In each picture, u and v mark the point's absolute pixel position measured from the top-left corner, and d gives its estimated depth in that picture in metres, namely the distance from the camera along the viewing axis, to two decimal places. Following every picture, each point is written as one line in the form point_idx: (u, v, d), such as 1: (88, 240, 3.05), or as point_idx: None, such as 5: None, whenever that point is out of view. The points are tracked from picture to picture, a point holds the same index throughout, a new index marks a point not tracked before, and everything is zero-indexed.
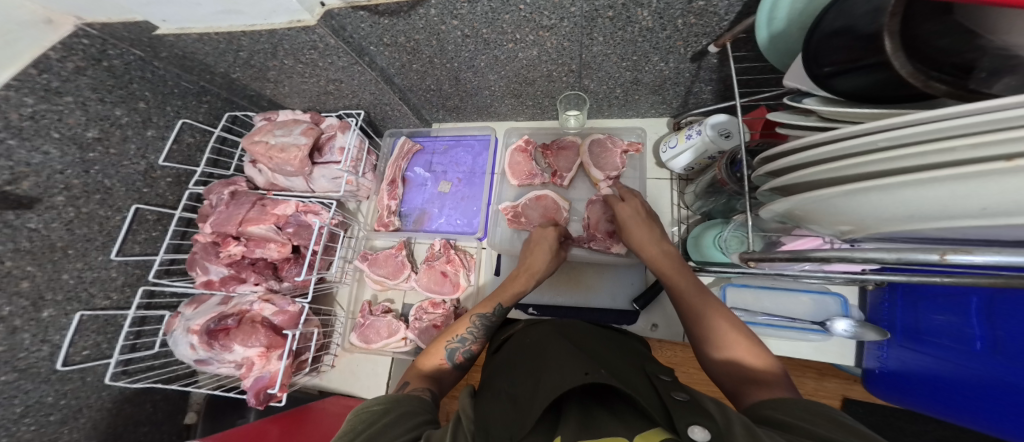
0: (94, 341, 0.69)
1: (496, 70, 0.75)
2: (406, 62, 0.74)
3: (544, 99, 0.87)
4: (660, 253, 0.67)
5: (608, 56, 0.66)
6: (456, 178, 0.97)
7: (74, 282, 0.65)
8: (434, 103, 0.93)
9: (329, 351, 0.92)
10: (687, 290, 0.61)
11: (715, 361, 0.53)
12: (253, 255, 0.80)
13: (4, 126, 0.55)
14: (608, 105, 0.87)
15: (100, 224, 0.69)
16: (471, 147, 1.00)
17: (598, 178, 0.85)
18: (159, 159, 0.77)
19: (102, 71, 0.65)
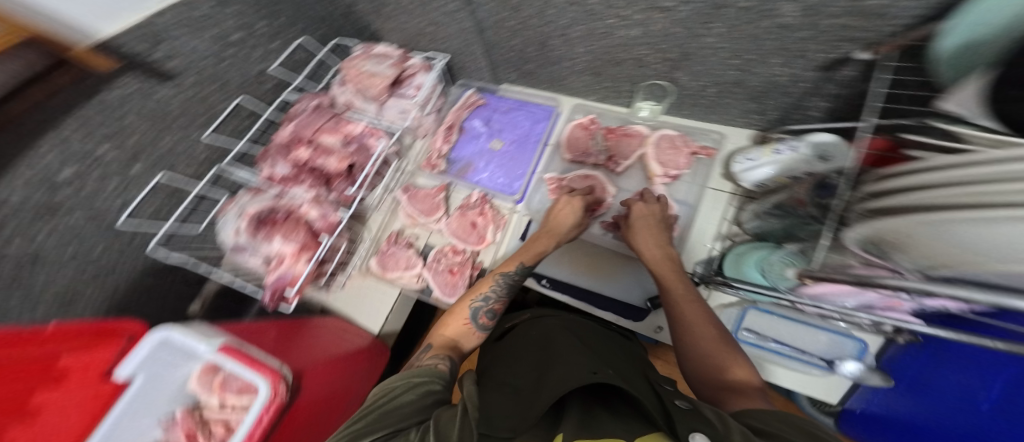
0: (159, 205, 0.78)
1: (587, 43, 0.80)
2: (502, 17, 0.82)
3: (624, 83, 0.91)
4: (668, 267, 0.72)
5: (720, 51, 0.68)
6: (509, 139, 1.04)
7: (172, 146, 0.78)
8: (513, 65, 1.01)
9: (344, 273, 0.97)
10: (687, 305, 0.67)
11: (706, 372, 0.60)
12: (314, 162, 0.85)
13: None
14: (690, 104, 0.89)
15: (208, 105, 0.82)
16: (533, 113, 1.05)
17: (655, 172, 0.88)
18: (271, 66, 0.91)
19: None
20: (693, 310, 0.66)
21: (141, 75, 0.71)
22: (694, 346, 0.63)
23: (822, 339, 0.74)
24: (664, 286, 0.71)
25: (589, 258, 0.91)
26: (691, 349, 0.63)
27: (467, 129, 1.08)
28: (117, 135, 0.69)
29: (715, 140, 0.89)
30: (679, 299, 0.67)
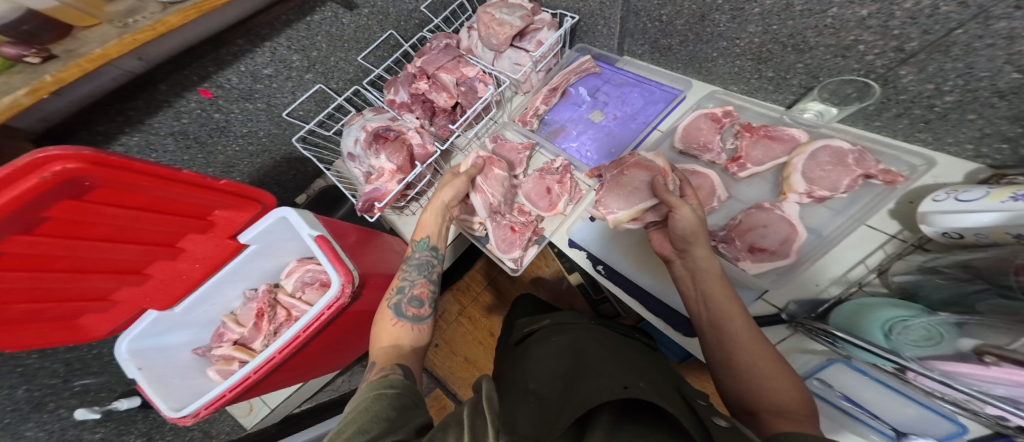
0: (258, 137, 0.74)
1: (766, 23, 0.45)
2: (671, 17, 0.59)
3: (789, 75, 0.50)
4: (730, 307, 0.41)
5: (969, 125, 0.38)
6: (613, 115, 0.73)
7: (286, 77, 0.69)
8: (678, 50, 0.64)
9: (417, 200, 0.87)
10: (731, 350, 0.39)
11: (730, 382, 0.39)
12: (429, 95, 0.75)
13: (284, 55, 0.66)
14: (881, 115, 0.45)
15: (341, 38, 0.71)
16: (648, 95, 0.71)
17: (865, 171, 0.46)
18: (423, 6, 0.77)
19: (358, 16, 0.70)
20: (775, 374, 0.35)
21: (336, 5, 0.65)
22: (746, 383, 0.37)
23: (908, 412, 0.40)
24: (700, 297, 0.44)
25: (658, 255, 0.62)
26: (736, 385, 0.38)
27: (571, 95, 0.77)
28: (305, 48, 0.67)
29: (911, 168, 0.45)
30: (729, 329, 0.40)
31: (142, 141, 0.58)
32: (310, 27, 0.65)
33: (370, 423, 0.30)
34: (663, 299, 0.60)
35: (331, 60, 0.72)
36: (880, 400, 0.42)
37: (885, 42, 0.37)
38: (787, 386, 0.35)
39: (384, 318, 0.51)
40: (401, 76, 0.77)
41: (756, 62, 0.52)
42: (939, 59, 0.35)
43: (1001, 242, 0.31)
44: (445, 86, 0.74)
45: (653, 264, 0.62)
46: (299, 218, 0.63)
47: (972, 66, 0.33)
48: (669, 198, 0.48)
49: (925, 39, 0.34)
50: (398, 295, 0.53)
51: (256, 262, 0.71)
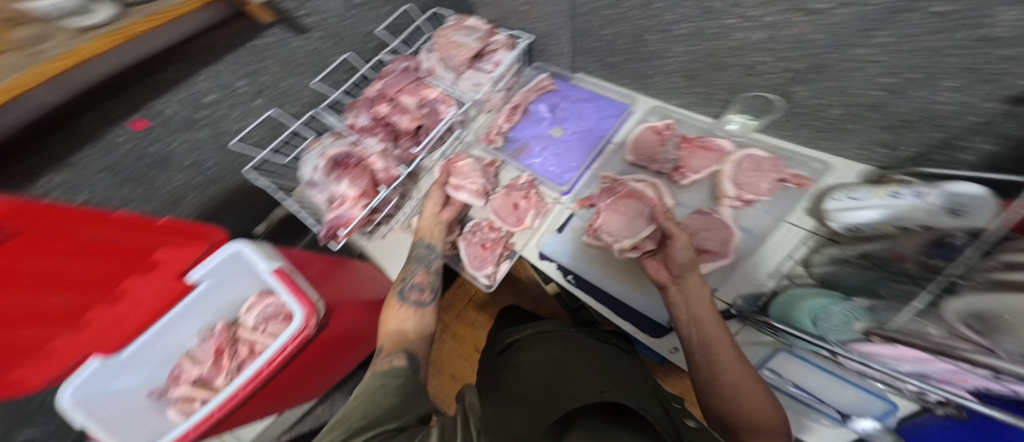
0: (206, 166, 0.72)
1: (688, 44, 0.50)
2: (610, 38, 0.62)
3: (716, 91, 0.55)
4: (721, 343, 0.45)
5: (878, 127, 0.42)
6: (571, 130, 0.75)
7: (230, 104, 0.66)
8: (623, 68, 0.68)
9: (387, 222, 0.87)
10: (722, 380, 0.45)
11: (715, 404, 0.47)
12: (391, 119, 0.74)
13: (222, 81, 0.63)
14: (796, 124, 0.50)
15: (289, 62, 0.69)
16: (602, 111, 0.75)
17: (780, 175, 0.52)
18: (378, 29, 0.77)
19: (304, 40, 0.68)
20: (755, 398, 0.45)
21: (284, 29, 0.64)
22: (729, 404, 0.45)
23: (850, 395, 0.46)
24: (693, 325, 0.48)
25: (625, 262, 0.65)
26: (710, 409, 0.41)
27: (532, 113, 0.80)
28: (252, 73, 0.66)
29: (814, 172, 0.51)
30: (718, 357, 0.45)
31: (71, 178, 0.55)
32: (254, 52, 0.64)
33: (373, 408, 0.40)
34: (630, 303, 0.63)
35: (282, 84, 0.71)
36: (826, 386, 0.47)
37: (781, 63, 0.42)
38: (757, 403, 0.44)
39: (391, 304, 0.62)
40: (359, 100, 0.76)
41: (686, 78, 0.57)
42: (820, 79, 0.41)
43: (890, 234, 0.37)
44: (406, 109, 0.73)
45: (620, 273, 0.65)
46: (256, 251, 0.62)
47: (846, 84, 0.40)
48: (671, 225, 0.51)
49: (810, 61, 0.40)
50: (402, 284, 0.63)
51: (209, 298, 0.67)
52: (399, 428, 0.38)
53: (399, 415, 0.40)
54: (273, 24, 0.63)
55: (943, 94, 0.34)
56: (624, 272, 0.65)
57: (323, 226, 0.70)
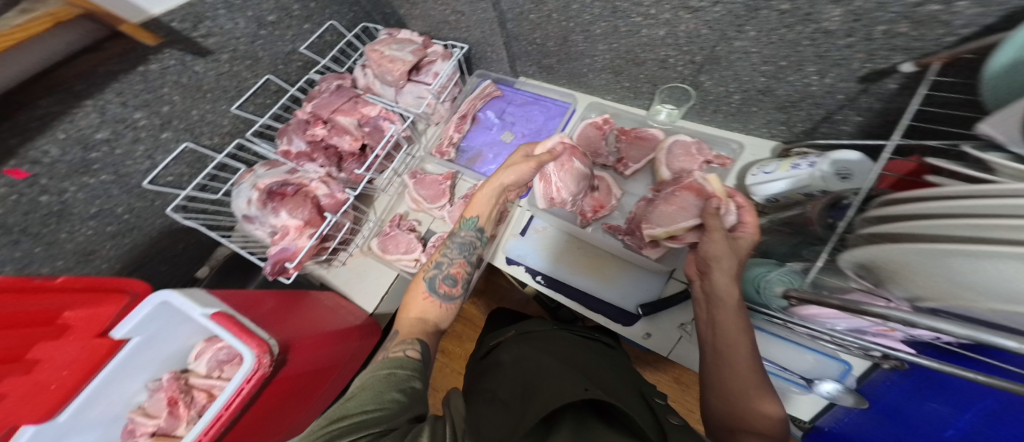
0: (120, 213, 0.64)
1: (609, 41, 0.52)
2: (542, 40, 0.62)
3: (642, 84, 0.58)
4: (732, 330, 0.39)
5: (788, 105, 0.45)
6: (521, 134, 0.75)
7: (141, 146, 0.60)
8: (557, 69, 0.70)
9: (346, 248, 0.83)
10: (734, 370, 0.38)
11: (718, 403, 0.39)
12: (330, 141, 0.71)
13: (119, 120, 0.55)
14: (716, 109, 0.53)
15: (198, 89, 0.62)
16: (545, 111, 0.75)
17: (710, 155, 0.54)
18: (302, 47, 0.72)
19: (208, 64, 0.60)
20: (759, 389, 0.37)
21: (179, 51, 0.55)
22: (733, 400, 0.37)
23: (807, 360, 0.50)
24: (712, 316, 0.41)
25: (591, 255, 0.65)
26: (717, 402, 0.39)
27: (481, 120, 0.78)
28: (150, 103, 0.57)
29: (733, 152, 0.55)
30: (729, 345, 0.39)
31: None
32: (147, 78, 0.55)
33: (361, 402, 0.35)
34: (599, 296, 0.63)
35: (192, 114, 0.63)
36: (783, 355, 0.51)
37: (683, 56, 0.46)
38: (765, 403, 0.36)
39: (416, 289, 0.51)
40: (292, 123, 0.72)
41: (614, 74, 0.59)
42: (716, 70, 0.45)
43: (799, 201, 0.40)
44: (346, 130, 0.71)
45: (586, 266, 0.65)
46: (186, 299, 0.50)
47: (739, 73, 0.44)
48: (715, 221, 0.42)
49: (705, 53, 0.44)
50: (433, 270, 0.51)
51: (150, 346, 0.53)
52: (385, 431, 0.31)
53: (391, 416, 0.33)
54: (165, 46, 0.54)
55: (817, 77, 0.39)
56: (591, 264, 0.65)
57: (267, 261, 0.66)
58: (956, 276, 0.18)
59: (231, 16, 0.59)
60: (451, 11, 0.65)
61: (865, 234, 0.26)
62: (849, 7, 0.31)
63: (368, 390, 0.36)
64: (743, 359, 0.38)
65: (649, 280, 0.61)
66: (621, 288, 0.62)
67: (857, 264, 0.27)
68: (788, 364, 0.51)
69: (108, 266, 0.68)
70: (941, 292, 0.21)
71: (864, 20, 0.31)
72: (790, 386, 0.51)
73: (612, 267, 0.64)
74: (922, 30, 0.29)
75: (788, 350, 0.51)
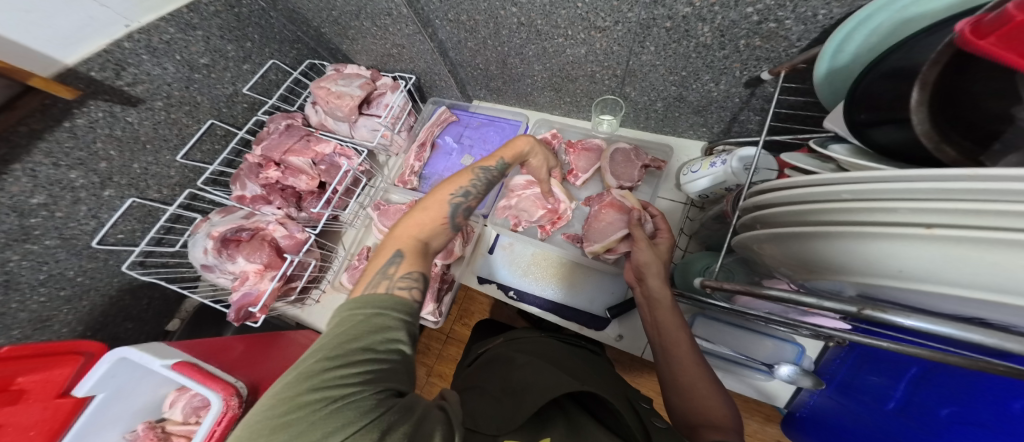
0: (74, 281, 0.61)
1: (542, 61, 0.55)
2: (484, 65, 0.64)
3: (582, 98, 0.61)
4: (668, 325, 0.43)
5: (713, 106, 0.48)
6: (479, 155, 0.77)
7: (85, 209, 0.58)
8: (504, 90, 0.72)
9: (317, 285, 0.82)
10: (679, 361, 0.41)
11: (677, 400, 0.40)
12: (286, 182, 0.71)
13: (58, 183, 0.53)
14: (653, 115, 0.56)
15: (138, 142, 0.60)
16: (500, 131, 0.77)
17: (649, 160, 0.58)
18: (244, 88, 0.71)
19: (143, 113, 0.59)
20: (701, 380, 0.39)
21: (106, 100, 0.53)
22: (685, 394, 0.39)
23: (766, 346, 0.51)
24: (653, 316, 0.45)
25: (558, 266, 0.66)
26: (675, 398, 0.40)
27: (440, 146, 0.80)
28: (84, 161, 0.55)
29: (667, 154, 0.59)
30: (671, 339, 0.42)
31: None
32: (75, 134, 0.52)
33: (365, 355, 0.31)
34: (568, 304, 0.64)
35: (133, 168, 0.61)
36: (742, 342, 0.53)
37: (607, 71, 0.50)
38: (709, 392, 0.38)
39: (432, 208, 0.44)
40: (245, 167, 0.71)
41: (556, 92, 0.62)
42: (640, 80, 0.49)
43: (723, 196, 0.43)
44: (302, 169, 0.71)
45: (551, 278, 0.65)
46: (143, 354, 0.50)
47: (654, 83, 0.49)
48: (640, 230, 0.48)
49: (622, 67, 0.48)
50: (460, 197, 0.46)
51: (115, 402, 0.52)
52: (397, 393, 0.31)
53: (401, 375, 0.32)
54: (90, 99, 0.52)
55: (713, 84, 0.44)
56: (557, 275, 0.65)
57: (229, 309, 0.64)
58: (812, 253, 0.22)
59: (157, 60, 0.57)
60: (391, 44, 0.66)
61: (743, 218, 0.30)
62: (713, 24, 0.36)
63: (369, 329, 0.32)
64: (685, 351, 0.41)
65: (613, 283, 0.63)
66: (589, 294, 0.63)
67: (739, 244, 0.31)
68: (750, 351, 0.52)
69: (68, 330, 0.64)
70: (800, 265, 0.25)
71: (727, 35, 0.37)
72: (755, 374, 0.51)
73: (578, 274, 0.65)
74: (772, 44, 0.36)
75: (746, 338, 0.53)
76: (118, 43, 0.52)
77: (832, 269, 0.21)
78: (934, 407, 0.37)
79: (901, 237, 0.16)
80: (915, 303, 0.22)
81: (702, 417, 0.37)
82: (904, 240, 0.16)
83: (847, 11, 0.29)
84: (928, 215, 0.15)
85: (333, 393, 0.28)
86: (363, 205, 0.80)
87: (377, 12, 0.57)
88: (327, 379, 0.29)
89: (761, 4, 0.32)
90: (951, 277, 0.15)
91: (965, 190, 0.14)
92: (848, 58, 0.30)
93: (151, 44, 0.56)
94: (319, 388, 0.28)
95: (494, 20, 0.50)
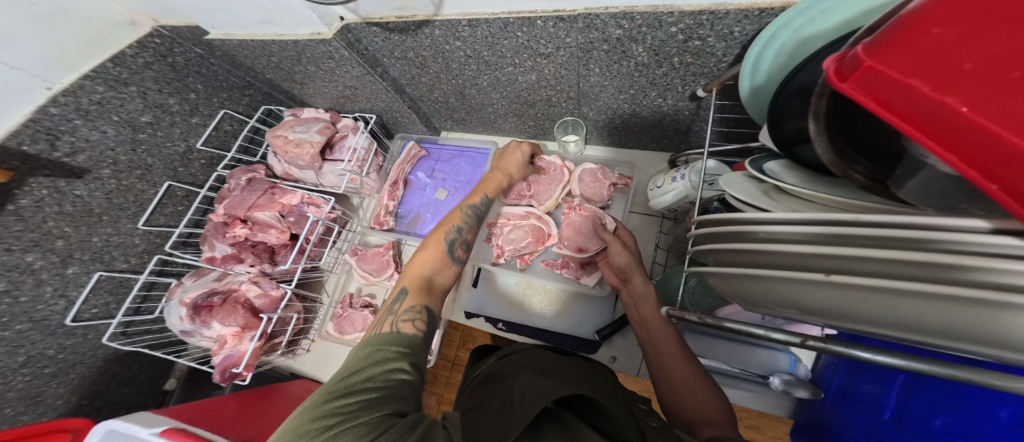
0: (68, 361, 0.60)
1: (499, 90, 0.54)
2: (440, 97, 0.64)
3: (544, 121, 0.60)
4: (650, 323, 0.43)
5: (668, 117, 0.47)
6: (454, 186, 0.75)
7: (52, 291, 0.56)
8: (465, 118, 0.71)
9: (306, 336, 0.79)
10: (670, 360, 0.40)
11: (671, 395, 0.40)
12: (255, 238, 0.70)
13: (15, 267, 0.51)
14: (616, 132, 0.56)
15: (96, 215, 0.59)
16: (473, 161, 0.76)
17: (614, 179, 0.57)
18: (197, 142, 0.70)
19: (92, 183, 0.57)
20: (690, 379, 0.39)
21: (48, 175, 0.52)
22: (679, 393, 0.39)
23: (761, 356, 0.48)
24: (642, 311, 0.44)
25: (542, 292, 0.63)
26: (670, 396, 0.40)
27: (414, 182, 0.78)
28: (40, 241, 0.53)
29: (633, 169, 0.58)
30: (658, 342, 0.42)
31: None
32: (22, 216, 0.51)
33: (365, 388, 0.32)
34: (556, 329, 0.61)
35: (94, 241, 0.59)
36: (737, 354, 0.50)
37: (561, 94, 0.49)
38: (696, 386, 0.39)
39: (429, 241, 0.48)
40: (211, 227, 0.69)
41: (518, 117, 0.62)
42: (594, 101, 0.49)
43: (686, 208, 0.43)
44: (270, 224, 0.69)
45: (538, 304, 0.63)
46: (132, 423, 0.49)
47: (607, 103, 0.48)
48: (609, 234, 0.49)
49: (575, 90, 0.47)
50: (453, 232, 0.49)
51: None
52: (398, 414, 0.31)
53: (401, 398, 0.32)
54: (30, 176, 0.50)
55: (661, 100, 0.44)
56: (544, 301, 0.63)
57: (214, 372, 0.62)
58: (752, 293, 0.21)
59: (93, 124, 0.55)
60: (344, 86, 0.65)
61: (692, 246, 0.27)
62: (646, 45, 0.36)
63: (370, 364, 0.35)
64: (675, 356, 0.40)
65: (600, 304, 0.60)
66: (577, 319, 0.60)
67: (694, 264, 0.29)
68: (746, 363, 0.50)
69: (63, 401, 0.61)
70: (752, 302, 0.23)
71: (662, 54, 0.36)
72: (754, 386, 0.49)
73: (564, 298, 0.62)
74: (702, 60, 0.36)
75: (741, 348, 0.50)
76: (44, 109, 0.50)
77: (781, 308, 0.20)
78: (927, 416, 0.34)
79: (838, 289, 0.15)
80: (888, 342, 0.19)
81: (700, 411, 0.37)
82: (843, 292, 0.15)
83: (757, 28, 0.30)
84: (889, 267, 0.14)
85: (330, 421, 0.30)
86: (340, 248, 0.78)
87: (319, 57, 0.56)
88: (326, 411, 0.31)
89: (682, 24, 0.32)
90: (903, 324, 0.14)
91: (943, 244, 0.12)
92: (763, 77, 0.30)
93: (82, 106, 0.54)
94: (318, 418, 0.30)
95: (442, 56, 0.50)
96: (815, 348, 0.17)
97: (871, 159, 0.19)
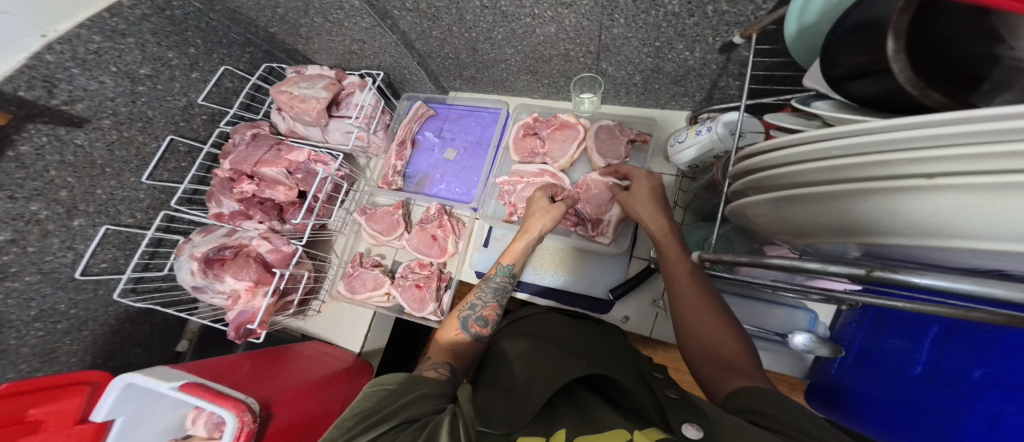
0: (81, 318, 0.62)
1: (513, 43, 0.52)
2: (450, 52, 0.61)
3: (558, 78, 0.58)
4: (672, 269, 0.45)
5: (692, 73, 0.46)
6: (463, 146, 0.74)
7: (59, 243, 0.56)
8: (476, 77, 0.69)
9: (316, 296, 0.80)
10: (691, 300, 0.42)
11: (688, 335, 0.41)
12: (263, 195, 0.69)
13: (21, 217, 0.51)
14: (635, 89, 0.55)
15: (98, 166, 0.58)
16: (482, 121, 0.75)
17: (631, 136, 0.57)
18: (198, 98, 0.68)
19: (93, 133, 0.55)
20: (713, 325, 0.40)
21: (45, 123, 0.50)
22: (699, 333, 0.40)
23: (777, 314, 0.53)
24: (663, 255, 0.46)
25: (553, 254, 0.65)
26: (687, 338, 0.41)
27: (421, 142, 0.77)
28: (43, 191, 0.52)
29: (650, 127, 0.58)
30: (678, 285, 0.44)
31: None
32: (23, 163, 0.49)
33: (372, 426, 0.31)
34: (570, 289, 0.63)
35: (97, 194, 0.58)
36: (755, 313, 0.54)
37: (580, 48, 0.48)
38: (716, 328, 0.40)
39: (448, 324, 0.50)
40: (218, 182, 0.69)
41: (531, 74, 0.60)
42: (614, 55, 0.47)
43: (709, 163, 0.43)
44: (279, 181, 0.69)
45: (549, 265, 0.64)
46: (149, 377, 0.49)
47: (628, 57, 0.47)
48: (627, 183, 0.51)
49: (595, 43, 0.46)
50: (467, 309, 0.50)
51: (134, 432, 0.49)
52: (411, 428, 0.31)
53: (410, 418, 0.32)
54: (28, 123, 0.48)
55: (688, 53, 0.43)
56: (555, 262, 0.64)
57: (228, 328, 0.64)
58: (815, 215, 0.22)
59: (91, 74, 0.53)
60: (351, 40, 0.62)
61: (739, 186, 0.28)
62: None
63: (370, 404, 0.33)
64: (697, 292, 0.42)
65: (611, 264, 0.62)
66: (588, 279, 0.62)
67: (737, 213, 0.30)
68: (763, 322, 0.54)
69: (77, 360, 0.63)
70: (797, 230, 0.25)
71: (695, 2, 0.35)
72: (771, 344, 0.53)
73: (575, 260, 0.64)
74: (738, 7, 0.34)
75: (757, 308, 0.54)
76: (38, 57, 0.47)
77: (842, 229, 0.21)
78: (965, 370, 0.38)
79: (902, 189, 0.16)
80: (928, 259, 0.21)
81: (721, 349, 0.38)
82: (906, 193, 0.16)
83: None
84: (967, 164, 0.14)
85: None
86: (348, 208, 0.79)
87: (326, 7, 0.54)
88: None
89: None
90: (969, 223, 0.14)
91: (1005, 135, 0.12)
92: (813, 16, 0.29)
93: (77, 55, 0.50)
94: None
95: (456, 6, 0.47)
96: (877, 278, 0.16)
97: (945, 78, 0.19)
